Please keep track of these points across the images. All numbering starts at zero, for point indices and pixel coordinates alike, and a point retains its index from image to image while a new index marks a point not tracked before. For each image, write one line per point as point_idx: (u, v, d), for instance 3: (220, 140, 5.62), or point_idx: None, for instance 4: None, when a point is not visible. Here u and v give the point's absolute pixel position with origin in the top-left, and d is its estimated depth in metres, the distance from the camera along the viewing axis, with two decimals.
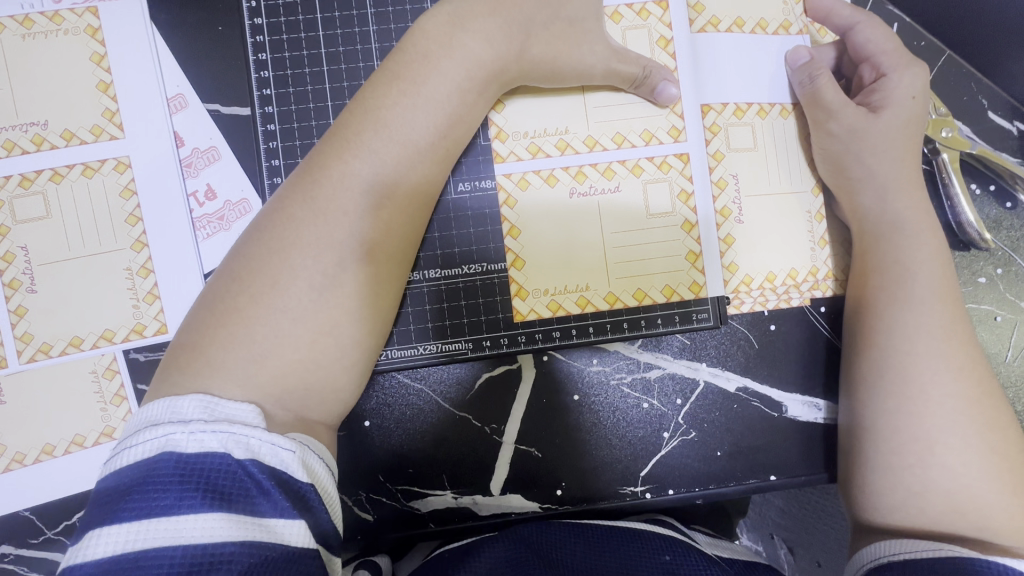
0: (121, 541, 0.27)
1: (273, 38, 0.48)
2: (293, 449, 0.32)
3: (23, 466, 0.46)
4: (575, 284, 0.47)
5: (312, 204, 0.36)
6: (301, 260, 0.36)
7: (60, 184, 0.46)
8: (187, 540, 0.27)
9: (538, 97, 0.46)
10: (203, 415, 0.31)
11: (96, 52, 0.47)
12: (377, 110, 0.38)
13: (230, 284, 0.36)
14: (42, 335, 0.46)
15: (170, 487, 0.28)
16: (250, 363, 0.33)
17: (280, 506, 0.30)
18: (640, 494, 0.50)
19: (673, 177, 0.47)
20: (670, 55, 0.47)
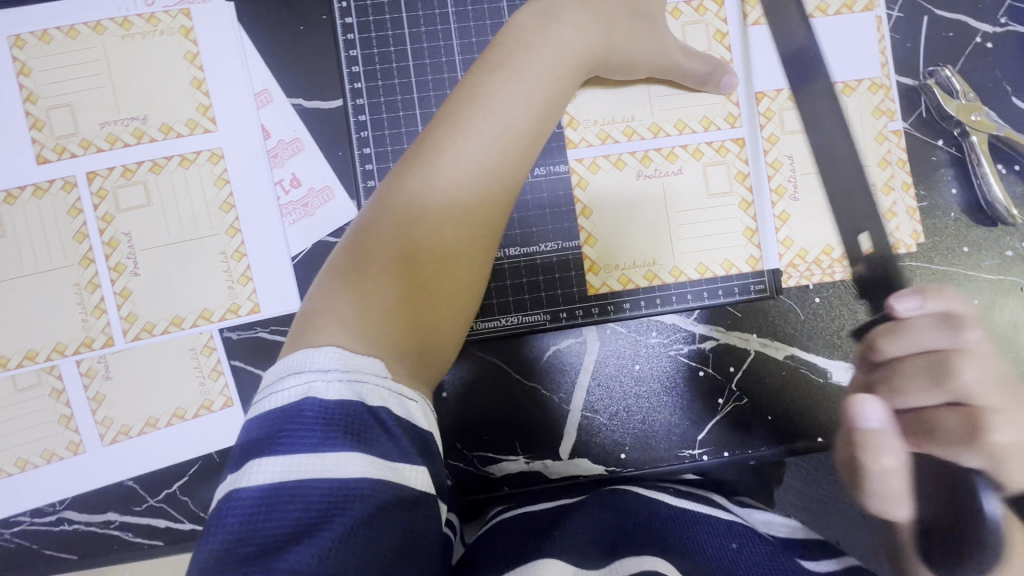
0: (279, 472, 0.31)
1: (363, 35, 0.51)
2: (416, 400, 0.36)
3: (128, 437, 0.49)
4: (643, 259, 0.51)
5: (422, 183, 0.40)
6: (421, 232, 0.40)
7: (159, 175, 0.50)
8: (335, 474, 0.31)
9: (609, 88, 0.50)
10: (339, 365, 0.34)
11: (190, 51, 0.50)
12: (482, 96, 0.42)
13: (355, 254, 0.40)
14: (145, 315, 0.49)
15: (317, 427, 0.32)
16: (382, 325, 0.37)
17: (407, 451, 0.34)
18: (697, 456, 0.53)
19: (730, 160, 0.51)
20: (726, 47, 0.51)
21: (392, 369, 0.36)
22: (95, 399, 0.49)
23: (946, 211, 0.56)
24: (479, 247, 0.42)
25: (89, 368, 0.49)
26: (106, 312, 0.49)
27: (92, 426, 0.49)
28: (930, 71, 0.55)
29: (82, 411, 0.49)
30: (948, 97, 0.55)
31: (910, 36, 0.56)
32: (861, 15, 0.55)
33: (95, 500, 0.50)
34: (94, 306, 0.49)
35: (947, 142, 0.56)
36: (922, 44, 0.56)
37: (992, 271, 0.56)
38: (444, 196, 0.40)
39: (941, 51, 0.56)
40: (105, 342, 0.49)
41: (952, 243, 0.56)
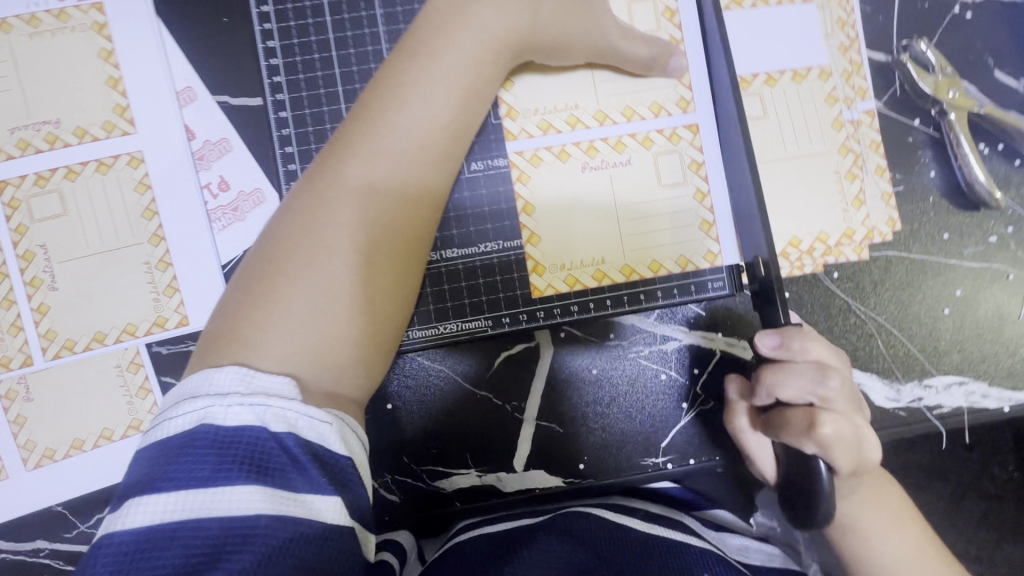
0: (161, 510, 0.28)
1: (281, 25, 0.48)
2: (330, 423, 0.33)
3: (53, 461, 0.47)
4: (591, 257, 0.47)
5: (342, 184, 0.38)
6: (330, 237, 0.37)
7: (75, 182, 0.47)
8: (224, 510, 0.28)
9: (547, 74, 0.46)
10: (240, 388, 0.31)
11: (104, 48, 0.47)
12: (396, 86, 0.39)
13: (264, 265, 0.37)
14: (65, 332, 0.46)
15: (209, 459, 0.29)
16: (287, 341, 0.34)
17: (315, 481, 0.30)
18: (661, 465, 0.50)
19: (684, 148, 0.47)
20: (676, 26, 0.47)
21: (304, 387, 0.33)
22: (16, 422, 0.46)
23: (925, 195, 0.52)
24: (412, 254, 0.41)
25: (9, 390, 0.46)
26: (23, 330, 0.46)
27: (14, 451, 0.46)
28: (904, 45, 0.52)
29: (3, 435, 0.46)
30: (923, 73, 0.51)
31: (881, 8, 0.52)
32: (798, 8, 0.52)
33: (23, 528, 0.47)
34: (11, 324, 0.46)
35: (925, 121, 0.52)
36: (893, 17, 0.52)
37: (976, 259, 0.52)
38: (365, 198, 0.38)
39: (914, 23, 0.52)
40: (24, 361, 0.46)
41: (932, 230, 0.52)
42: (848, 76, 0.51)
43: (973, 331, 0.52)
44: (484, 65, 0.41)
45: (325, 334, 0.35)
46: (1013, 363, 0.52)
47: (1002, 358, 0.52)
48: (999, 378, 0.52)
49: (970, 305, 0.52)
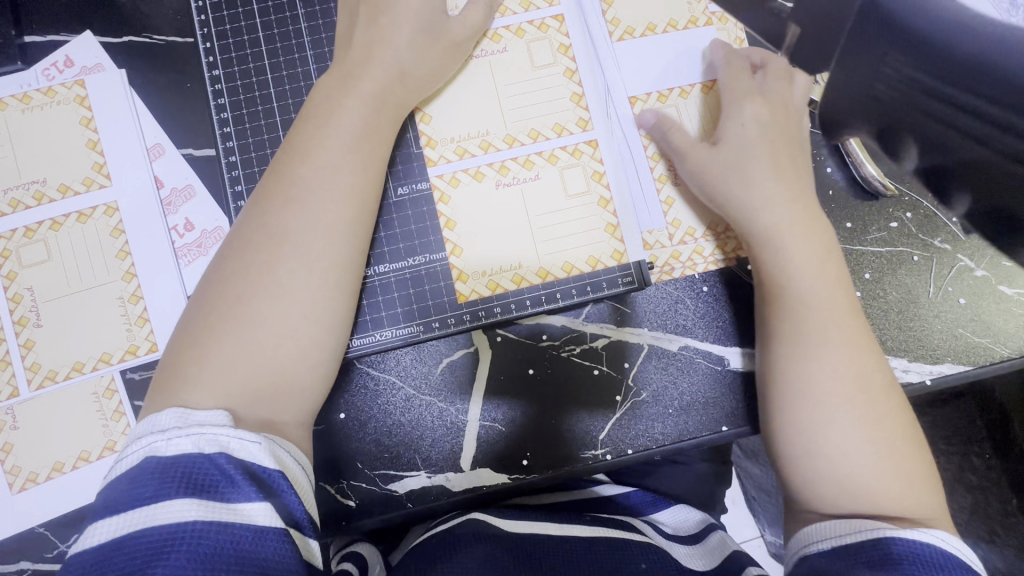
0: (112, 530, 0.32)
1: (229, 85, 0.55)
2: (259, 442, 0.37)
3: (36, 484, 0.51)
4: (509, 263, 0.53)
5: (275, 224, 0.44)
6: (267, 264, 0.43)
7: (59, 232, 0.53)
8: (163, 522, 0.32)
9: (458, 107, 0.54)
10: (179, 424, 0.36)
11: (85, 116, 0.55)
12: (322, 136, 0.47)
13: (212, 292, 0.43)
14: (49, 364, 0.52)
15: (152, 483, 0.33)
16: (232, 360, 0.41)
17: (246, 490, 0.34)
18: (600, 456, 0.54)
19: (586, 161, 0.55)
20: (570, 58, 0.55)
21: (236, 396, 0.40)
22: (3, 450, 0.51)
23: (824, 188, 0.57)
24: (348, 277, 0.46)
25: None
26: (11, 364, 0.52)
27: (1, 475, 0.51)
28: None
29: None
30: None
31: None
32: (701, 29, 0.57)
33: (8, 551, 0.51)
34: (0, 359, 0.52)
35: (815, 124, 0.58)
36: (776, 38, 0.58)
37: (879, 244, 0.57)
38: (298, 229, 0.44)
39: None
40: (10, 393, 0.51)
41: (835, 220, 0.57)
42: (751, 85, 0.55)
43: (882, 310, 0.56)
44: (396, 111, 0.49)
45: (269, 342, 0.42)
46: (926, 338, 0.56)
47: (917, 334, 0.56)
48: (916, 354, 0.56)
49: (877, 287, 0.56)
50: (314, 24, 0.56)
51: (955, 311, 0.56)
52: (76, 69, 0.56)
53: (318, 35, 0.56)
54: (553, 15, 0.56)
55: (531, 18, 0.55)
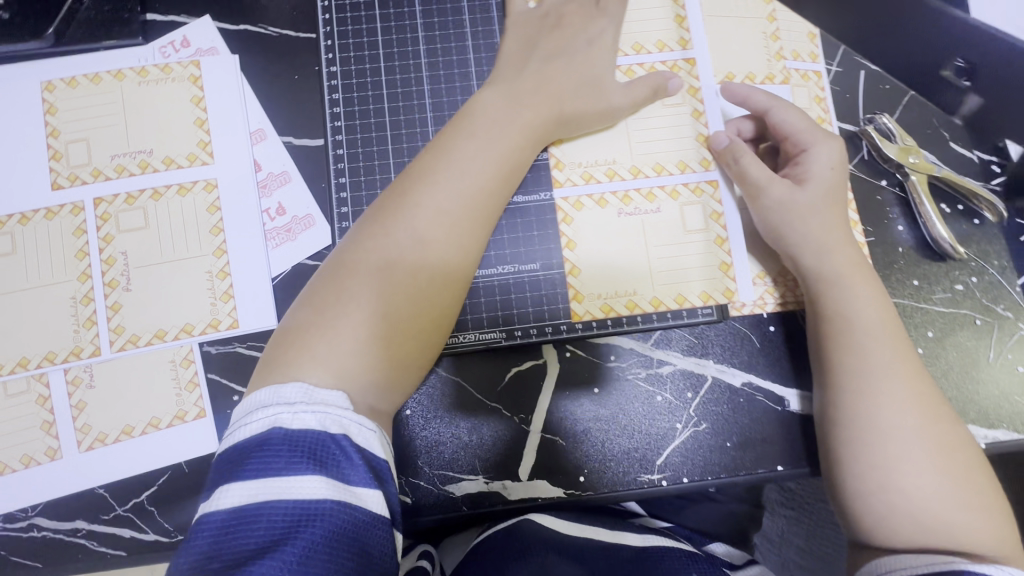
0: (247, 494, 0.34)
1: (345, 82, 0.58)
2: (374, 430, 0.39)
3: (104, 445, 0.52)
4: (623, 289, 0.56)
5: (401, 222, 0.47)
6: (380, 257, 0.46)
7: (158, 202, 0.55)
8: (296, 494, 0.34)
9: (589, 136, 0.58)
10: (304, 398, 0.38)
11: (196, 95, 0.57)
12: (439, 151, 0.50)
13: (328, 276, 0.46)
14: (132, 328, 0.53)
15: (284, 453, 0.35)
16: (344, 343, 0.42)
17: (364, 476, 0.36)
18: (657, 482, 0.54)
19: (706, 200, 0.58)
20: (698, 100, 0.59)
21: (334, 371, 0.40)
22: (77, 407, 0.52)
23: (893, 245, 0.59)
24: (453, 280, 0.48)
25: (75, 377, 0.52)
26: (96, 324, 0.53)
27: (71, 432, 0.52)
28: (869, 118, 0.60)
29: (64, 417, 0.52)
30: (885, 140, 0.59)
31: (848, 88, 0.61)
32: (778, 86, 0.60)
33: (64, 508, 0.51)
34: (87, 318, 0.53)
35: (890, 182, 0.60)
36: (859, 96, 0.61)
37: (944, 304, 0.58)
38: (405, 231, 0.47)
39: (877, 100, 0.61)
40: (92, 351, 0.52)
41: (902, 276, 0.59)
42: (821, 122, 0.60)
43: (944, 369, 0.57)
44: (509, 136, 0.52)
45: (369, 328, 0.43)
46: (984, 401, 0.57)
47: (976, 395, 0.57)
48: (973, 416, 0.56)
49: (942, 346, 0.57)
50: (431, 35, 0.59)
51: (1013, 377, 0.57)
52: (192, 49, 0.58)
53: (434, 46, 0.59)
54: (685, 58, 0.59)
55: (642, 61, 0.59)
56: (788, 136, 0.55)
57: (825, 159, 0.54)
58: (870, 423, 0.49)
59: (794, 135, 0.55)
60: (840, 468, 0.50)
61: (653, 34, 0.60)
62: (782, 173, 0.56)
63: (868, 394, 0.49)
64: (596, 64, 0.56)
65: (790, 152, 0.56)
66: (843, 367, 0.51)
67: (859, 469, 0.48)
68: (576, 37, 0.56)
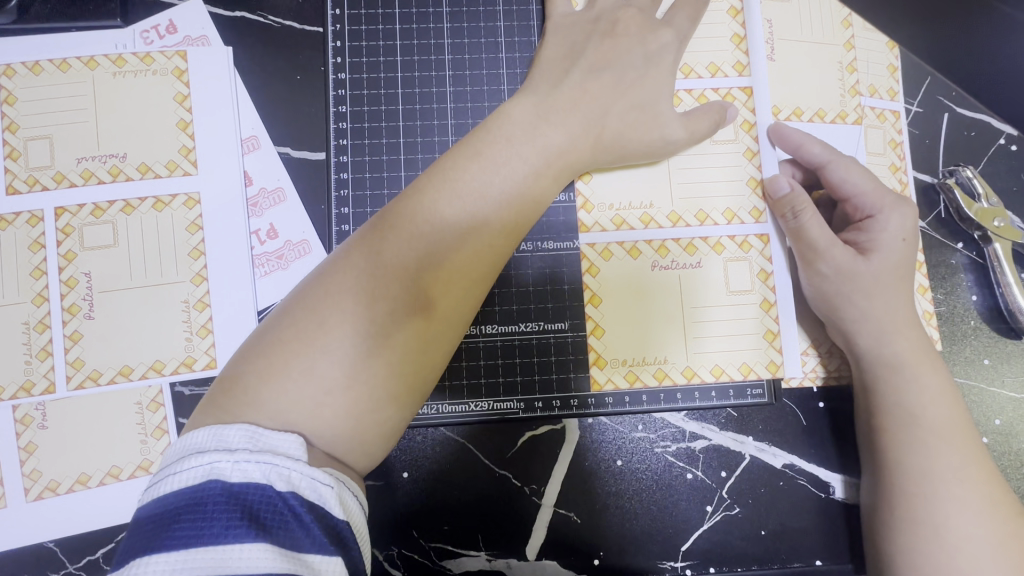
0: (167, 569, 0.26)
1: (355, 92, 0.50)
2: (331, 484, 0.32)
3: (55, 495, 0.45)
4: (653, 356, 0.49)
5: (391, 256, 0.38)
6: (356, 309, 0.36)
7: (130, 216, 0.47)
8: (231, 569, 0.26)
9: (625, 172, 0.50)
10: (248, 445, 0.31)
11: (180, 92, 0.49)
12: (454, 180, 0.41)
13: (287, 328, 0.36)
14: (93, 362, 0.46)
15: (218, 515, 0.28)
16: (325, 427, 0.34)
17: (318, 540, 0.29)
18: (680, 570, 0.48)
19: (753, 257, 0.50)
20: (753, 138, 0.51)
21: (318, 463, 0.33)
22: (25, 449, 0.45)
23: (965, 318, 0.52)
24: (446, 339, 0.39)
25: (25, 415, 0.45)
26: (52, 355, 0.46)
27: (18, 478, 0.45)
28: (950, 170, 0.53)
29: (10, 461, 0.45)
30: (968, 199, 0.52)
31: (928, 132, 0.54)
32: (849, 127, 0.52)
33: (8, 563, 0.45)
34: (41, 348, 0.46)
35: (966, 246, 0.53)
36: (940, 142, 0.54)
37: (1016, 388, 0.51)
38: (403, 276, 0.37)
39: (960, 150, 0.54)
40: (46, 387, 0.46)
41: (973, 354, 0.52)
42: (895, 170, 0.52)
43: (1011, 462, 0.51)
44: (538, 164, 0.43)
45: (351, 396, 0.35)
46: None
47: None
48: None
49: (1010, 435, 0.51)
50: (458, 42, 0.51)
51: None
52: (178, 37, 0.50)
53: (461, 56, 0.51)
54: (742, 86, 0.51)
55: (692, 87, 0.51)
56: (850, 198, 0.48)
57: (897, 227, 0.47)
58: (933, 523, 0.41)
59: (858, 197, 0.48)
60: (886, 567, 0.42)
61: (706, 55, 0.51)
62: (841, 237, 0.49)
63: (947, 492, 0.41)
64: (648, 83, 0.47)
65: (851, 215, 0.49)
66: (907, 453, 0.43)
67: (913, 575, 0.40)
68: (630, 49, 0.47)
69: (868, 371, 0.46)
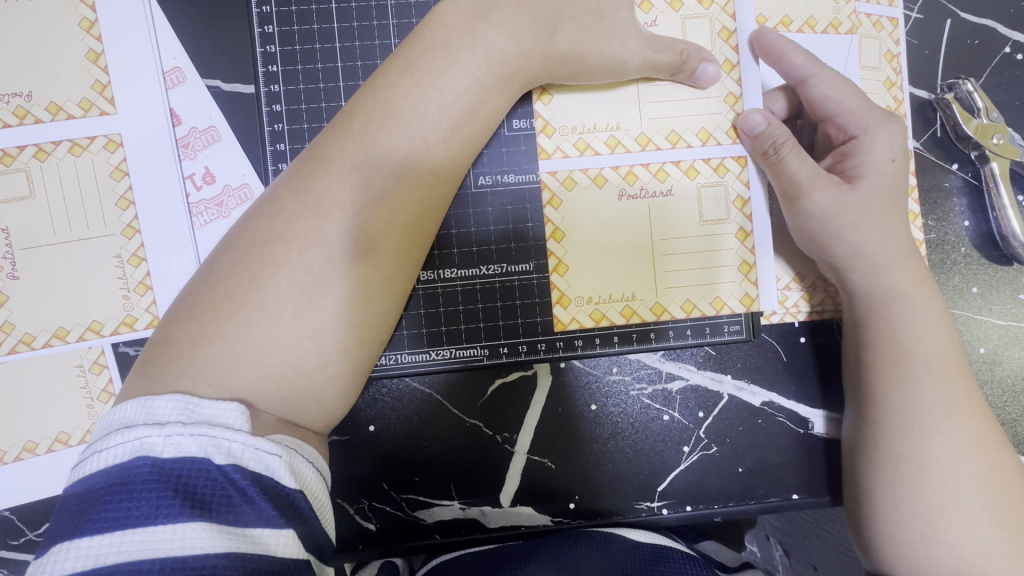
0: (91, 555, 0.24)
1: (282, 10, 0.44)
2: (280, 454, 0.29)
3: (3, 464, 0.43)
4: (620, 292, 0.46)
5: (326, 193, 0.34)
6: (286, 256, 0.33)
7: (45, 162, 0.43)
8: (162, 552, 0.24)
9: (588, 91, 0.45)
10: (181, 417, 0.28)
11: (86, 17, 0.43)
12: (386, 101, 0.36)
13: (216, 278, 0.33)
14: (24, 326, 0.43)
15: (148, 495, 0.25)
16: (258, 381, 0.31)
17: (265, 513, 0.27)
18: (656, 510, 0.48)
19: (730, 182, 0.46)
20: (732, 48, 0.46)
21: (255, 419, 0.30)
22: None
23: (955, 245, 0.49)
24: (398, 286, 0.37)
25: None
26: None
27: None
28: (949, 84, 0.48)
29: None
30: (966, 114, 0.48)
31: (928, 41, 0.49)
32: (841, 37, 0.47)
33: None
34: None
35: (962, 166, 0.49)
36: (940, 52, 0.49)
37: (1003, 316, 0.50)
38: (339, 215, 0.34)
39: (963, 60, 0.49)
40: None
41: (961, 283, 0.49)
42: (890, 85, 0.48)
43: (993, 391, 0.49)
44: (490, 85, 0.38)
45: (287, 349, 0.32)
46: None
47: None
48: (1017, 444, 0.50)
49: (994, 364, 0.50)
50: None
51: None
52: None
53: None
54: None
55: None
56: (831, 116, 0.44)
57: (884, 148, 0.43)
58: (909, 443, 0.40)
59: (841, 115, 0.44)
60: (861, 488, 0.42)
61: None
62: (827, 164, 0.45)
63: (924, 418, 0.40)
64: None
65: (832, 136, 0.45)
66: (884, 377, 0.42)
67: (892, 490, 0.40)
68: None
69: (850, 301, 0.44)
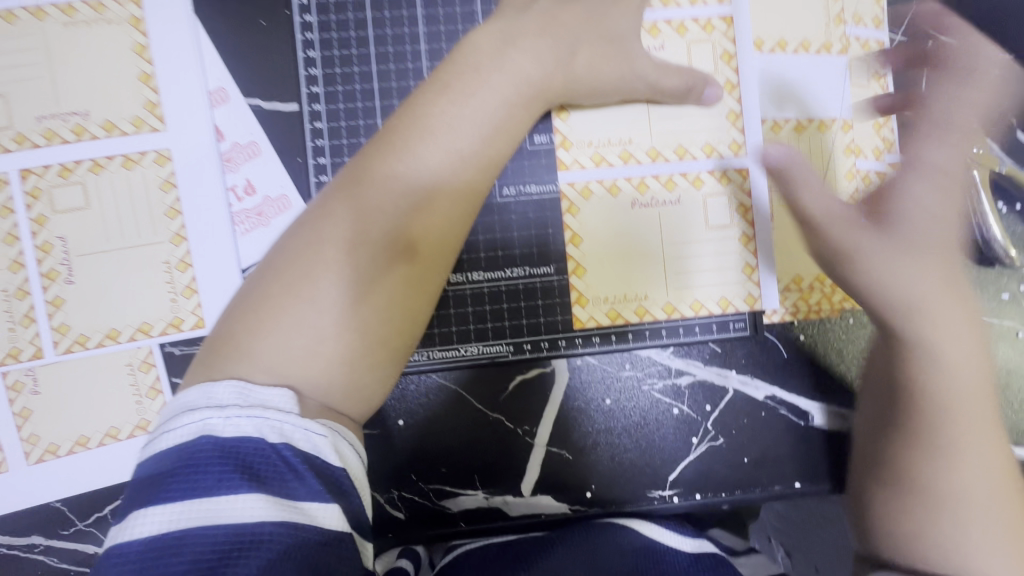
0: (166, 520, 0.27)
1: (322, 36, 0.48)
2: (325, 434, 0.32)
3: (57, 457, 0.46)
4: (634, 293, 0.50)
5: (369, 204, 0.37)
6: (335, 260, 0.36)
7: (99, 175, 0.46)
8: (227, 519, 0.27)
9: (603, 108, 0.49)
10: (238, 401, 0.31)
11: (139, 42, 0.47)
12: (423, 118, 0.40)
13: (271, 280, 0.36)
14: (78, 327, 0.46)
15: (212, 469, 0.28)
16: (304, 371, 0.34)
17: (313, 488, 0.30)
18: (667, 498, 0.51)
19: (733, 191, 0.50)
20: (733, 69, 0.50)
21: (304, 404, 0.33)
22: (20, 416, 0.46)
23: None
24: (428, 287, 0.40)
25: (15, 382, 0.46)
26: (36, 322, 0.46)
27: (17, 443, 0.46)
28: None
29: (7, 427, 0.46)
30: None
31: None
32: (832, 58, 0.51)
33: (17, 523, 0.46)
34: (23, 315, 0.46)
35: None
36: None
37: (987, 314, 0.53)
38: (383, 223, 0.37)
39: None
40: (34, 353, 0.46)
41: None
42: None
43: None
44: (516, 104, 0.42)
45: (338, 344, 0.35)
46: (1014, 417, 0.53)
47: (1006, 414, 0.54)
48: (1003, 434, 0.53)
49: None
50: None
51: None
52: None
53: None
54: (722, 14, 0.50)
55: (671, 16, 0.49)
56: None
57: None
58: (937, 461, 0.37)
59: None
60: None
61: None
62: None
63: None
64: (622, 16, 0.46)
65: None
66: (921, 389, 0.38)
67: (921, 512, 0.37)
68: None
69: None
